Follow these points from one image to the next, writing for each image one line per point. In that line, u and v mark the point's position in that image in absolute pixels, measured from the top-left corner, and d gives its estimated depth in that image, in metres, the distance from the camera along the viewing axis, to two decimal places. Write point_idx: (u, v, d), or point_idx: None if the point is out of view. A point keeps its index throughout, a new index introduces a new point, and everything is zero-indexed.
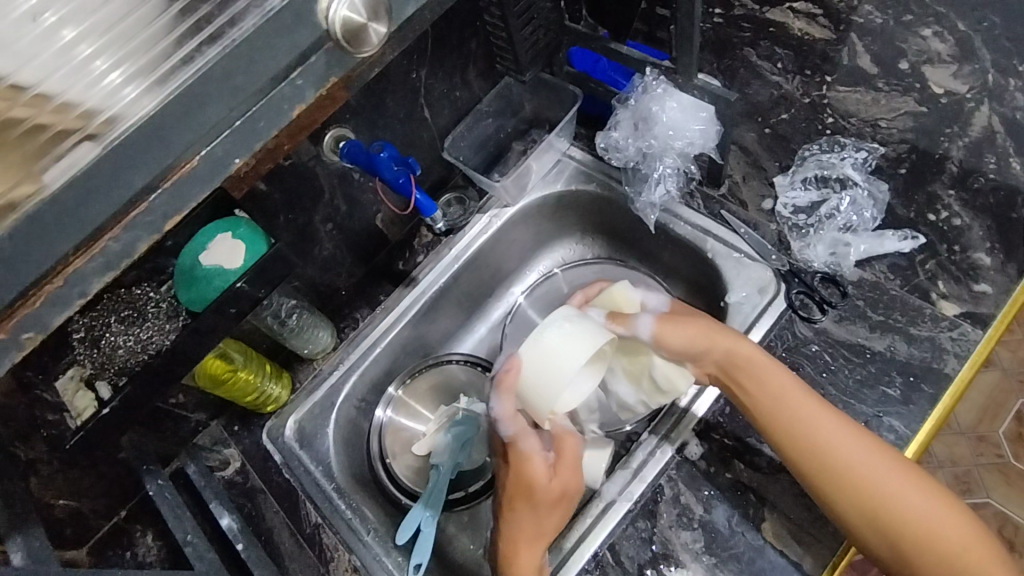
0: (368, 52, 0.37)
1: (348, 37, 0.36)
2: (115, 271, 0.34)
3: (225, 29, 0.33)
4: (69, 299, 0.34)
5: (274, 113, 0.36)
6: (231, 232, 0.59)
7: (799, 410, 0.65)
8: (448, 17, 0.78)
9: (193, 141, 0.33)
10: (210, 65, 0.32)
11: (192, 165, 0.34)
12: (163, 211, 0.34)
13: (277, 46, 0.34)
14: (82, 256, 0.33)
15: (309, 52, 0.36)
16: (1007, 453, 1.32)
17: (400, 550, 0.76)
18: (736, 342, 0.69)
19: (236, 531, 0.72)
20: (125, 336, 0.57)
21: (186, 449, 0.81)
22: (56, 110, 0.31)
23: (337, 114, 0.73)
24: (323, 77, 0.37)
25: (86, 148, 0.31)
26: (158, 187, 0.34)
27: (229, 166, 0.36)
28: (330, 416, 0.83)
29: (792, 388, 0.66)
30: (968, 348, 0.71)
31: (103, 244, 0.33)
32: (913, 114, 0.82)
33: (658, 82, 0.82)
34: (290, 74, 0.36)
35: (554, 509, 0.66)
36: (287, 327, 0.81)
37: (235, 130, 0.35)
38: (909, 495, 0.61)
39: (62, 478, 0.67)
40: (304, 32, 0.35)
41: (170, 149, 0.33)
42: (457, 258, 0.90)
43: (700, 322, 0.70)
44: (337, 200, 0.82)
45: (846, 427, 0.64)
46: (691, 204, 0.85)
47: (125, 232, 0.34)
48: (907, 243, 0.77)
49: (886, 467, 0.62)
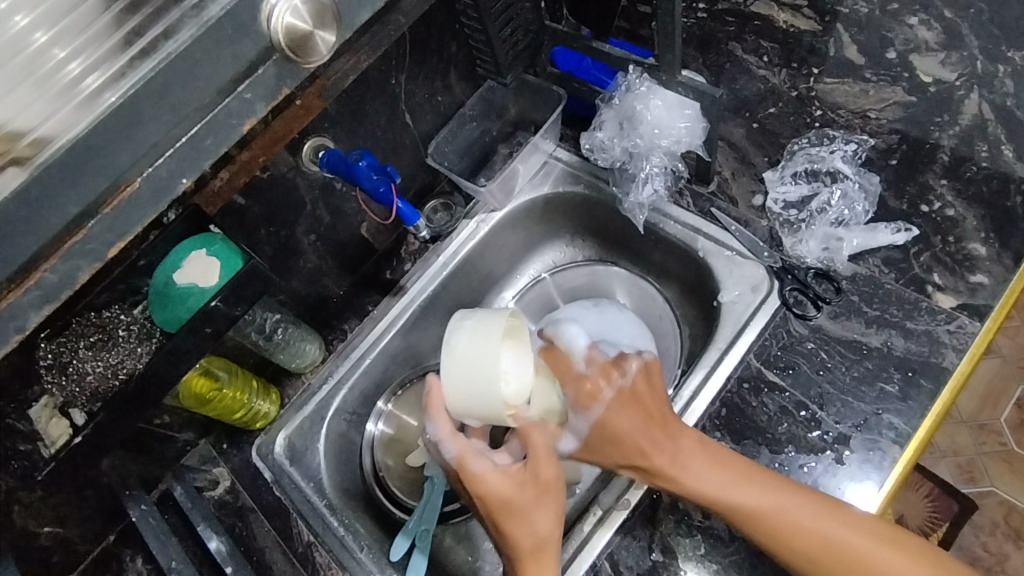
0: (317, 63, 0.35)
1: (294, 47, 0.34)
2: (55, 303, 0.33)
3: (160, 41, 0.31)
4: (6, 335, 0.32)
5: (222, 129, 0.34)
6: (206, 249, 0.58)
7: (755, 506, 0.60)
8: (426, 21, 0.77)
9: (133, 162, 0.32)
10: (144, 81, 0.30)
11: (134, 186, 0.33)
12: (105, 238, 0.33)
13: (219, 58, 0.32)
14: (18, 289, 0.32)
15: (258, 62, 0.34)
16: (1009, 441, 1.31)
17: (395, 567, 0.74)
18: (675, 450, 0.63)
19: (224, 554, 0.70)
20: (94, 362, 0.55)
21: (173, 470, 0.80)
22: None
23: (315, 123, 0.72)
24: (275, 89, 0.36)
25: (11, 174, 0.28)
26: (98, 213, 0.32)
27: (176, 187, 0.34)
28: (320, 430, 0.82)
29: (742, 485, 0.61)
30: (966, 341, 0.69)
31: (39, 275, 0.32)
32: (902, 103, 0.82)
33: (641, 80, 0.80)
34: (237, 87, 0.34)
35: (542, 503, 0.60)
36: (273, 341, 0.79)
37: (177, 152, 0.33)
38: (862, 542, 0.59)
39: (42, 507, 0.65)
40: (248, 43, 0.33)
41: (108, 171, 0.31)
42: (446, 265, 0.88)
43: (637, 437, 0.63)
44: (320, 210, 0.80)
45: (810, 508, 0.60)
46: (680, 202, 0.84)
47: (63, 261, 0.32)
48: (901, 235, 0.75)
49: (832, 524, 0.59)
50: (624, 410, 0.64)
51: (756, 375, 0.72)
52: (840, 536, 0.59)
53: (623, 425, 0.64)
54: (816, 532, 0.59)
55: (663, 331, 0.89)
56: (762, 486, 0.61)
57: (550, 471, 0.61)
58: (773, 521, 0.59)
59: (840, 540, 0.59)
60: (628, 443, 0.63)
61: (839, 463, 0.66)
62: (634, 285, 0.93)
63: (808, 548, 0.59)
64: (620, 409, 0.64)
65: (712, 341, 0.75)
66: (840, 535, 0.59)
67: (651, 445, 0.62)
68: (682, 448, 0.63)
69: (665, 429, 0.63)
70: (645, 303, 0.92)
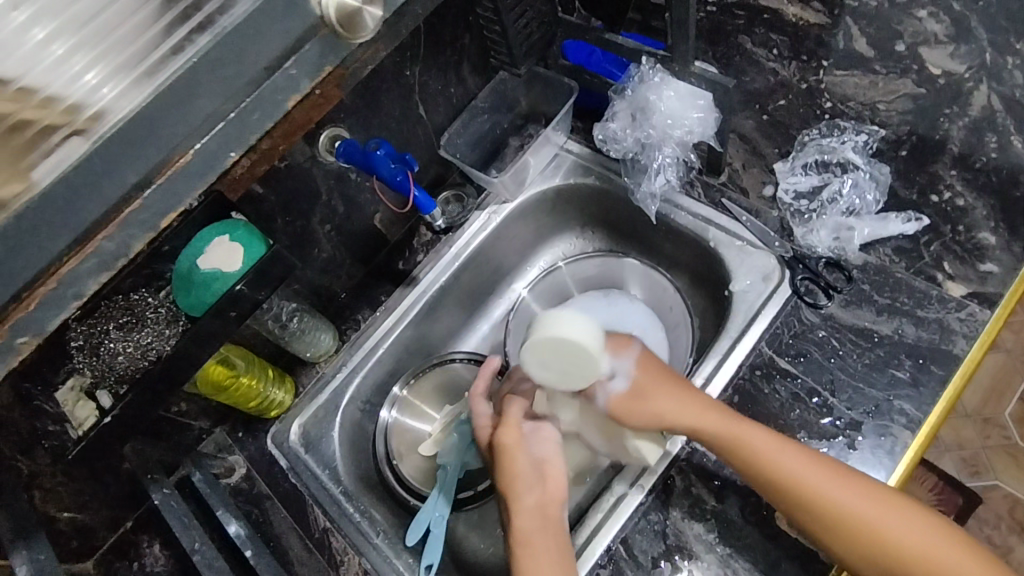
0: (364, 37, 0.38)
1: (342, 22, 0.37)
2: (110, 271, 0.36)
3: (215, 17, 0.34)
4: (64, 301, 0.35)
5: (268, 105, 0.37)
6: (228, 235, 0.59)
7: (779, 463, 0.61)
8: (440, 13, 0.77)
9: (185, 135, 0.35)
10: (202, 53, 0.33)
11: (187, 158, 0.36)
12: (158, 209, 0.35)
13: (271, 34, 0.35)
14: (76, 257, 0.34)
15: (303, 40, 0.37)
16: (1014, 434, 1.32)
17: (411, 552, 0.75)
18: (702, 408, 0.65)
19: (244, 538, 0.71)
20: (125, 343, 0.57)
21: (190, 456, 0.80)
22: (39, 104, 0.32)
23: (331, 113, 0.73)
24: (317, 66, 0.38)
25: (76, 143, 0.32)
26: (151, 184, 0.35)
27: (223, 161, 0.37)
28: (335, 419, 0.83)
29: (767, 441, 0.62)
30: (976, 329, 0.70)
31: (97, 244, 0.34)
32: (912, 96, 0.80)
33: (654, 71, 0.81)
34: (285, 62, 0.37)
35: (506, 460, 0.67)
36: (288, 330, 0.81)
37: (230, 122, 0.36)
38: (880, 513, 0.59)
39: (65, 491, 0.66)
40: (296, 18, 0.36)
41: (162, 142, 0.34)
42: (458, 255, 0.89)
43: (663, 394, 0.67)
44: (334, 201, 0.81)
45: (832, 473, 0.60)
46: (691, 193, 0.85)
47: (119, 231, 0.35)
48: (911, 225, 0.76)
49: (847, 489, 0.60)
50: (647, 372, 0.68)
51: (767, 363, 0.72)
52: (855, 499, 0.59)
53: (648, 386, 0.67)
54: (838, 497, 0.59)
55: (674, 321, 0.90)
56: (787, 445, 0.62)
57: (508, 434, 0.68)
58: (784, 474, 0.61)
59: (860, 509, 0.59)
60: (662, 386, 0.67)
61: (851, 449, 0.67)
62: (646, 277, 0.93)
63: (830, 511, 0.59)
64: (643, 372, 0.68)
65: (723, 330, 0.76)
66: (861, 505, 0.59)
67: (679, 391, 0.67)
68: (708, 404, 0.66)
69: (692, 391, 0.67)
70: (657, 293, 0.92)
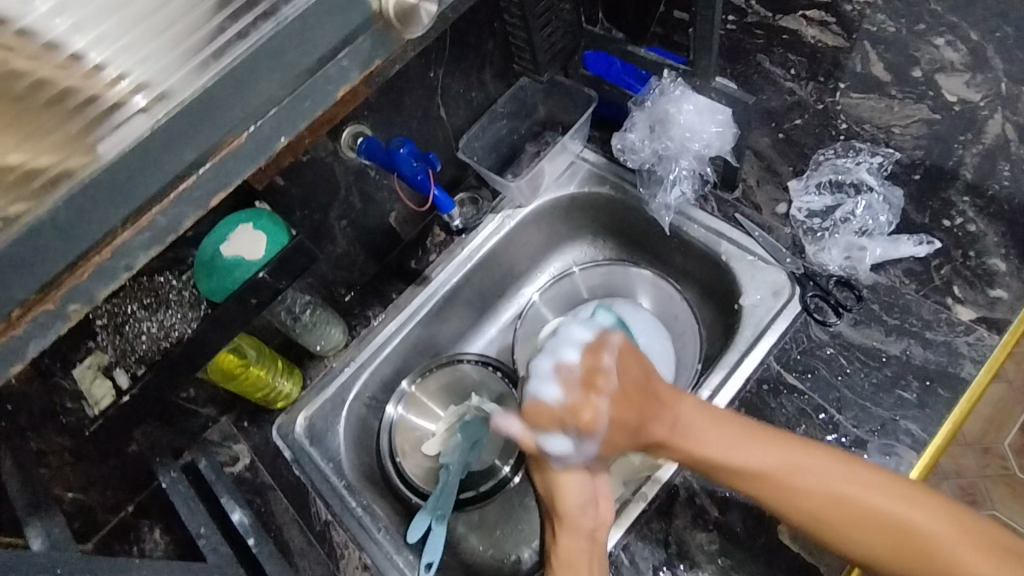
0: (416, 32, 0.40)
1: (400, 17, 0.39)
2: (160, 245, 0.37)
3: (279, 6, 0.35)
4: (115, 272, 0.36)
5: (319, 94, 0.39)
6: (253, 223, 0.62)
7: (744, 452, 0.63)
8: (468, 18, 0.79)
9: (243, 117, 0.36)
10: (265, 40, 0.34)
11: (241, 140, 0.37)
12: (209, 186, 0.37)
13: (325, 26, 0.36)
14: (131, 229, 0.35)
15: (357, 33, 0.38)
16: (1013, 465, 1.32)
17: (411, 549, 0.75)
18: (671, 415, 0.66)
19: (247, 526, 0.71)
20: (149, 323, 0.60)
21: (198, 443, 0.81)
22: (108, 82, 0.33)
23: (356, 110, 0.74)
24: (368, 59, 0.40)
25: (142, 119, 0.33)
26: (205, 163, 0.36)
27: (274, 145, 0.39)
28: (341, 413, 0.83)
29: (733, 434, 0.64)
30: (984, 353, 0.71)
31: (151, 217, 0.36)
32: (927, 121, 0.81)
33: (675, 84, 0.82)
34: (337, 54, 0.38)
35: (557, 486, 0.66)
36: (301, 322, 0.81)
37: (281, 109, 0.38)
38: (850, 488, 0.61)
39: (75, 470, 0.66)
40: (353, 13, 0.37)
41: (220, 124, 0.35)
42: (470, 257, 0.90)
43: (630, 418, 0.65)
44: (353, 197, 0.82)
45: (800, 460, 0.62)
46: (705, 207, 0.86)
47: (172, 207, 0.36)
48: (923, 247, 0.77)
49: (814, 468, 0.62)
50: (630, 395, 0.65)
51: (775, 378, 0.73)
52: (825, 483, 0.61)
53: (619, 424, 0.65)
54: (813, 486, 0.61)
55: (680, 329, 0.90)
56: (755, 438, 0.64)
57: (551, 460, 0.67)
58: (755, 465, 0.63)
59: (830, 484, 0.61)
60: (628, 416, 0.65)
61: None
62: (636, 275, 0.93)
63: (803, 493, 0.61)
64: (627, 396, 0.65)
65: (732, 344, 0.77)
66: (831, 482, 0.61)
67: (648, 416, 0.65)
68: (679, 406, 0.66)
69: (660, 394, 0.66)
70: (664, 303, 0.92)
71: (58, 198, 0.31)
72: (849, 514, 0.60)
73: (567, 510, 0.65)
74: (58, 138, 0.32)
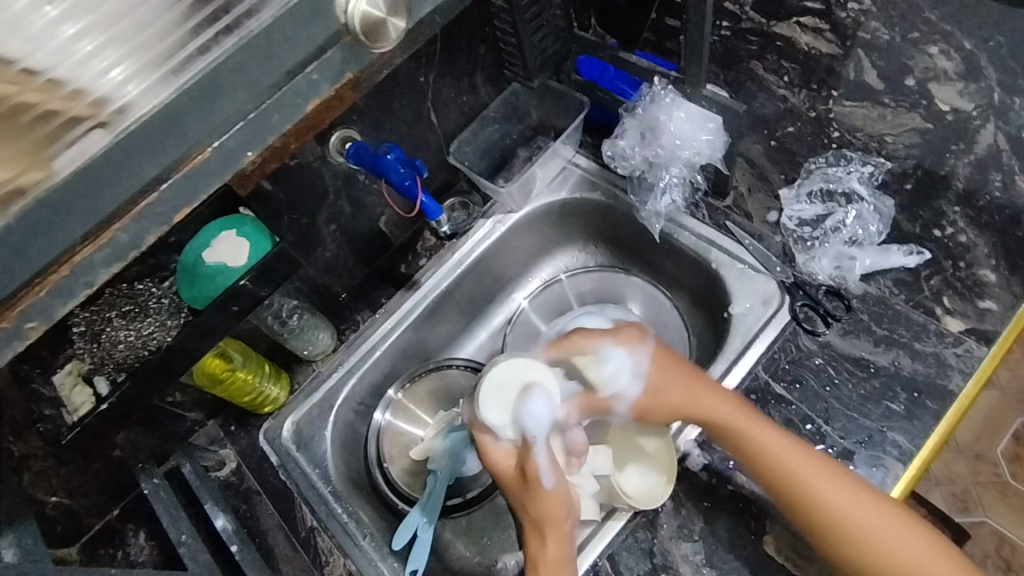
0: (386, 47, 0.40)
1: (368, 32, 0.38)
2: (122, 261, 0.36)
3: (242, 20, 0.35)
4: (75, 289, 0.35)
5: (287, 108, 0.39)
6: (236, 230, 0.61)
7: (778, 455, 0.63)
8: (458, 22, 0.78)
9: (207, 132, 0.36)
10: (228, 55, 0.34)
11: (205, 156, 0.36)
12: (173, 203, 0.36)
13: (293, 38, 0.36)
14: (90, 245, 0.35)
15: (328, 45, 0.38)
16: (1005, 472, 1.32)
17: (397, 556, 0.75)
18: (717, 400, 0.67)
19: (231, 532, 0.71)
20: (126, 331, 0.59)
21: (181, 448, 0.80)
22: (67, 96, 0.33)
23: (343, 115, 0.73)
24: (339, 72, 0.40)
25: (99, 135, 0.32)
26: (170, 178, 0.36)
27: (241, 159, 0.38)
28: (329, 418, 0.82)
29: (774, 436, 0.64)
30: (972, 365, 0.70)
31: (112, 234, 0.35)
32: (920, 130, 0.81)
33: (666, 92, 0.82)
34: (306, 68, 0.38)
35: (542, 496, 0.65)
36: (287, 327, 0.81)
37: (248, 123, 0.37)
38: (868, 517, 0.61)
39: (56, 475, 0.66)
40: (321, 26, 0.37)
41: (183, 139, 0.35)
42: (460, 262, 0.89)
43: (680, 389, 0.69)
44: (341, 202, 0.81)
45: (843, 484, 0.62)
46: (696, 214, 0.85)
47: (134, 223, 0.36)
48: (912, 258, 0.76)
49: (842, 492, 0.61)
50: (663, 367, 0.71)
51: (762, 388, 0.73)
52: (847, 509, 0.61)
53: (664, 386, 0.70)
54: (839, 503, 0.61)
55: (667, 337, 0.90)
56: (805, 451, 0.63)
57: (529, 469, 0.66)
58: (785, 467, 0.63)
59: (852, 512, 0.61)
60: (682, 381, 0.69)
61: None
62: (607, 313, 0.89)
63: (824, 509, 0.61)
64: (658, 368, 0.70)
65: (721, 352, 0.77)
66: (853, 510, 0.61)
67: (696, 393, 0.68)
68: (722, 395, 0.68)
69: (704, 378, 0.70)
70: (652, 310, 0.92)
71: (12, 215, 0.31)
72: (859, 542, 0.60)
73: (557, 520, 0.64)
74: (10, 154, 0.31)
